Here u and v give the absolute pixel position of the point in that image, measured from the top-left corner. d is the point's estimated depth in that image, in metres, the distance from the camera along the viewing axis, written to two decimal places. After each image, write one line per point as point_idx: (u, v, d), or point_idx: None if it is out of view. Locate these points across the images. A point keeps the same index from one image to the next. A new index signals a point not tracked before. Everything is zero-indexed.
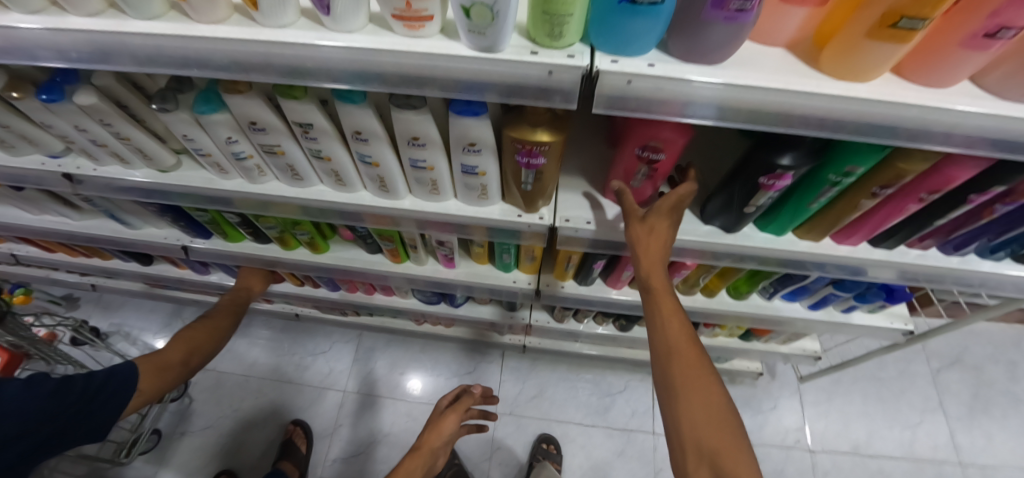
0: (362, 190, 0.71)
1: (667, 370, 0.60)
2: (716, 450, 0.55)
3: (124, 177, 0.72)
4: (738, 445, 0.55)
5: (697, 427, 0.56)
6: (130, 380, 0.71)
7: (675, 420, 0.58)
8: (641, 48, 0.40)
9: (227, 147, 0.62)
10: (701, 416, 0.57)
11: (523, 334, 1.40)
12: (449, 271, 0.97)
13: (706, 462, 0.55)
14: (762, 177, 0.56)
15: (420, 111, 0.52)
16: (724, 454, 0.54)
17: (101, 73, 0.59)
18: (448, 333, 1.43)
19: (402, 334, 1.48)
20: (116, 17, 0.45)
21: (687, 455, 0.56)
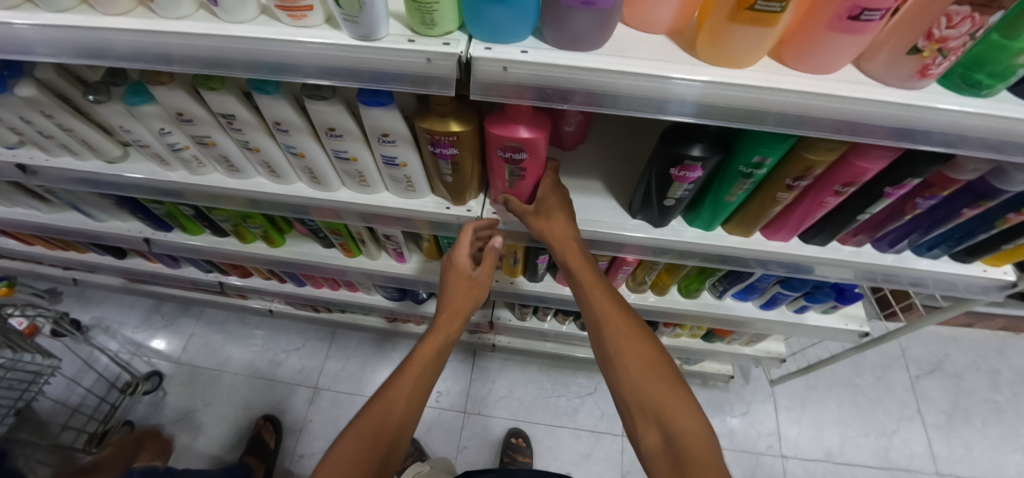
0: (298, 182, 0.72)
1: (603, 340, 0.62)
2: (660, 407, 0.56)
3: (73, 168, 0.75)
4: (684, 399, 0.56)
5: (639, 390, 0.58)
6: None
7: (619, 388, 0.60)
8: (513, 35, 0.42)
9: (162, 138, 0.64)
10: (640, 377, 0.58)
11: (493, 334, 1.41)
12: (402, 266, 0.98)
13: (653, 422, 0.56)
14: (673, 168, 0.57)
15: (330, 102, 0.54)
16: (668, 409, 0.56)
17: (44, 66, 0.61)
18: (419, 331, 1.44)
19: (375, 332, 1.49)
20: (29, 10, 0.47)
21: (636, 419, 0.57)
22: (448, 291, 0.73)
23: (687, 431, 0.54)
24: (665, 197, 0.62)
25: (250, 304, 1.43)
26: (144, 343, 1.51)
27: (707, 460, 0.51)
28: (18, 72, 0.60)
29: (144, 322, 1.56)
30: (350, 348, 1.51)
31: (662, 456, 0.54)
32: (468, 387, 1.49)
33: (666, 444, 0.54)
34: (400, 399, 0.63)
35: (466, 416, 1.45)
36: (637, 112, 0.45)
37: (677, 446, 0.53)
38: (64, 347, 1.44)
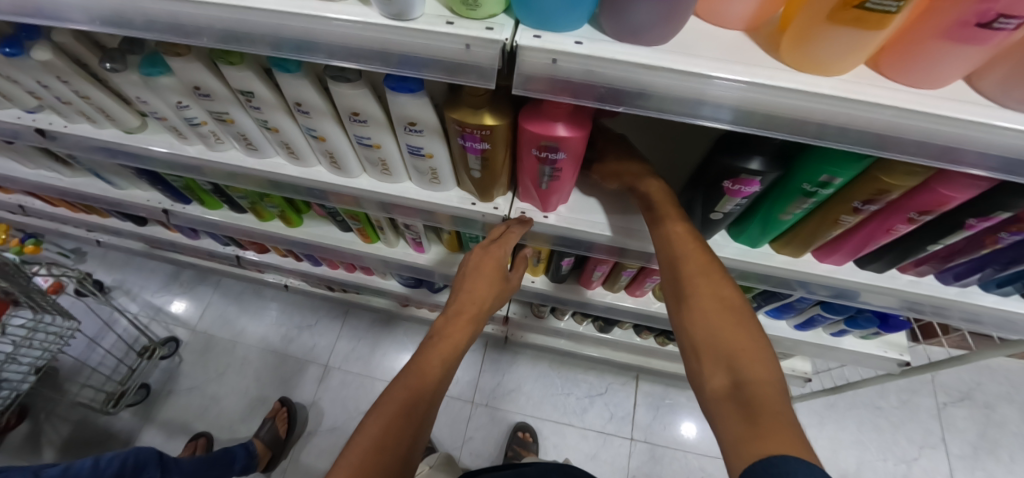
0: (318, 166, 0.69)
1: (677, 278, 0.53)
2: (734, 348, 0.46)
3: (91, 136, 0.72)
4: (764, 347, 0.46)
5: (709, 331, 0.48)
6: None
7: (689, 330, 0.50)
8: (566, 22, 0.36)
9: (179, 112, 0.61)
10: (715, 317, 0.48)
11: (506, 327, 1.38)
12: (419, 256, 0.94)
13: (723, 365, 0.46)
14: (727, 181, 0.51)
15: (355, 85, 0.49)
16: (743, 351, 0.46)
17: (61, 29, 0.58)
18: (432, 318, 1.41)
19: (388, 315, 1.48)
20: None
21: (702, 360, 0.48)
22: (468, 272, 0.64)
23: (757, 376, 0.44)
24: (712, 210, 0.57)
25: (265, 278, 1.43)
26: (163, 309, 1.53)
27: (781, 414, 0.41)
28: (36, 35, 0.58)
29: (164, 287, 1.58)
30: (362, 330, 1.50)
31: (727, 403, 0.44)
32: (477, 378, 1.48)
33: (735, 390, 0.44)
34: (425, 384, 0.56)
35: (473, 406, 1.44)
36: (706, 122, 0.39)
37: (747, 392, 0.43)
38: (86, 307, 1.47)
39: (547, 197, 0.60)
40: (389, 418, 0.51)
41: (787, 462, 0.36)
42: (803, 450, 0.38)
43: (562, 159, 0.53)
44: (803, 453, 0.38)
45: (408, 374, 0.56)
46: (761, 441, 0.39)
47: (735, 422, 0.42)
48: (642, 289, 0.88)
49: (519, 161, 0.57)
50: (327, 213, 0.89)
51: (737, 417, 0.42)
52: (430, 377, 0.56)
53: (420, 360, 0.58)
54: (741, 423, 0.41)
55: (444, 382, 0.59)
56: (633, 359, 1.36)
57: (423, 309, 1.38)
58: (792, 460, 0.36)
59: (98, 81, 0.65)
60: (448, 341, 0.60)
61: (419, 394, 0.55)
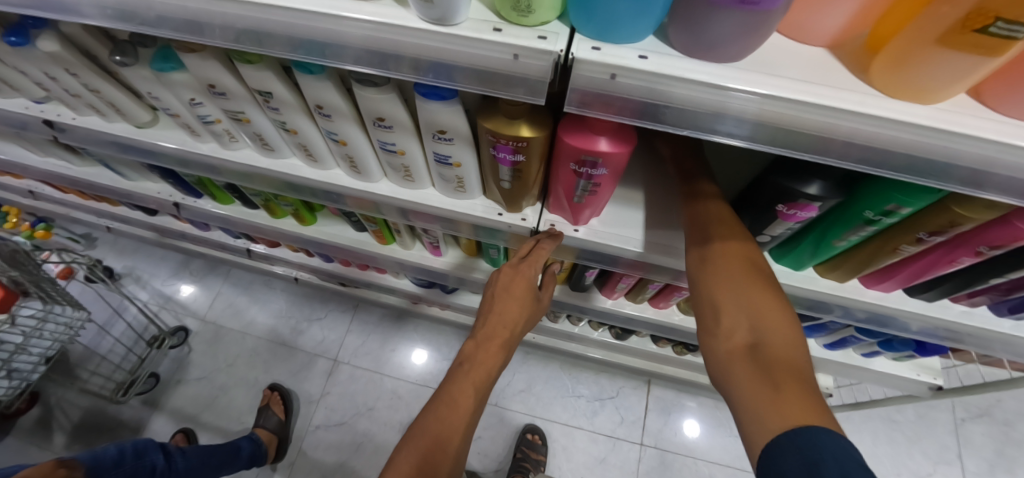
0: (336, 167, 0.65)
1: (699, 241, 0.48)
2: (754, 307, 0.41)
3: (100, 129, 0.69)
4: (787, 309, 0.41)
5: (732, 291, 0.43)
6: None
7: (707, 289, 0.45)
8: (629, 33, 0.32)
9: (192, 109, 0.58)
10: (737, 275, 0.43)
11: None
12: (435, 259, 0.91)
13: (741, 324, 0.41)
14: (781, 204, 0.47)
15: (382, 89, 0.45)
16: (765, 310, 0.41)
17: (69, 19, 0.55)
18: (443, 316, 1.38)
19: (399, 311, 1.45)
20: None
21: (720, 318, 0.42)
22: (498, 290, 0.60)
23: (782, 340, 0.39)
24: (760, 233, 0.53)
25: (275, 271, 1.41)
26: (173, 298, 1.52)
27: (807, 383, 0.36)
28: (42, 24, 0.54)
29: (174, 275, 1.57)
30: (371, 325, 1.48)
31: (744, 364, 0.39)
32: None
33: (753, 351, 0.39)
34: (455, 419, 0.54)
35: None
36: (723, 139, 0.35)
37: (766, 354, 0.38)
38: (95, 293, 1.46)
39: (580, 210, 0.56)
40: (420, 459, 0.50)
41: (813, 433, 0.32)
42: (831, 422, 0.33)
43: (602, 174, 0.49)
44: (829, 422, 0.33)
45: (440, 406, 0.55)
46: (783, 408, 0.34)
47: (753, 387, 0.37)
48: (666, 302, 0.84)
49: (553, 173, 0.53)
50: (342, 212, 0.86)
51: (756, 383, 0.37)
52: (462, 410, 0.55)
53: (452, 390, 0.56)
54: (760, 386, 0.37)
55: (476, 411, 0.58)
56: (647, 364, 1.33)
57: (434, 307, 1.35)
58: (823, 432, 0.32)
59: (108, 73, 0.62)
60: (479, 368, 0.58)
61: (449, 429, 0.54)
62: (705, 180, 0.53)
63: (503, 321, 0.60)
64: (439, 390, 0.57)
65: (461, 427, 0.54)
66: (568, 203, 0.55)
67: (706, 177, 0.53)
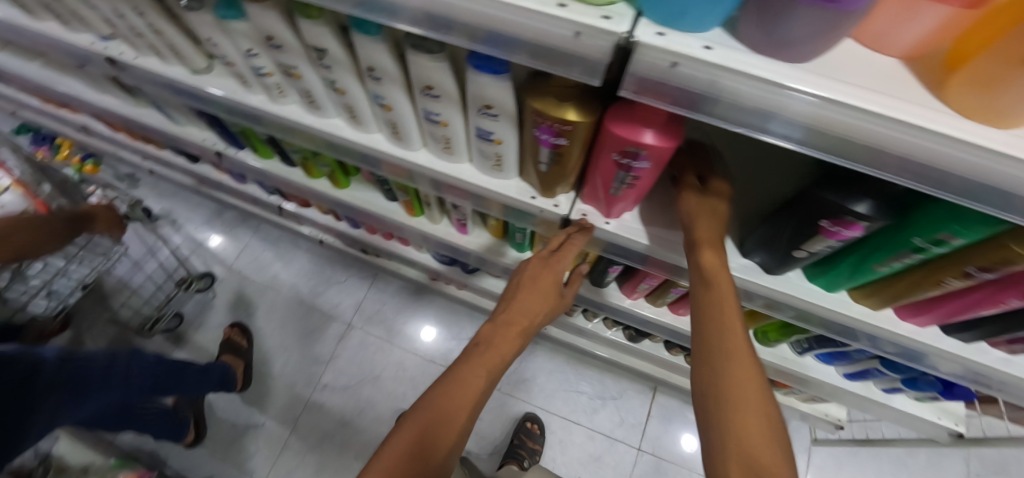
0: (377, 133, 0.66)
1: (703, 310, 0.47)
2: (744, 401, 0.42)
3: (158, 71, 0.72)
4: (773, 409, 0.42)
5: (731, 380, 0.43)
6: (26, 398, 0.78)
7: (704, 370, 0.45)
8: (697, 22, 0.31)
9: (248, 60, 0.60)
10: (734, 361, 0.44)
11: None
12: (461, 237, 0.91)
13: (733, 416, 0.41)
14: (824, 220, 0.45)
15: (436, 57, 0.46)
16: (754, 409, 0.41)
17: None
18: (459, 295, 1.38)
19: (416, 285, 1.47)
20: None
21: (716, 407, 0.43)
22: (522, 288, 0.60)
23: (770, 444, 0.40)
24: (797, 247, 0.51)
25: (302, 230, 1.45)
26: (203, 245, 1.58)
27: None
28: None
29: (206, 223, 1.63)
30: (388, 294, 1.50)
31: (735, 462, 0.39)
32: None
33: (743, 451, 0.40)
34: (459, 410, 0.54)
35: None
36: (776, 139, 0.34)
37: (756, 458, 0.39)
38: (133, 231, 1.53)
39: (616, 203, 0.56)
40: (419, 432, 0.51)
41: None
42: None
43: (643, 168, 0.48)
44: None
45: (449, 384, 0.56)
46: None
47: None
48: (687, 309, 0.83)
49: (593, 161, 0.52)
50: (376, 180, 0.87)
51: None
52: (472, 390, 0.56)
53: (464, 369, 0.57)
54: None
55: (484, 394, 0.58)
56: (655, 371, 1.32)
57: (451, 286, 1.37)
58: None
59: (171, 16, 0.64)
60: (494, 351, 0.58)
61: (454, 412, 0.54)
62: (718, 175, 0.52)
63: (524, 312, 0.60)
64: (455, 366, 0.58)
65: (468, 407, 0.55)
66: (603, 194, 0.55)
67: (719, 172, 0.53)
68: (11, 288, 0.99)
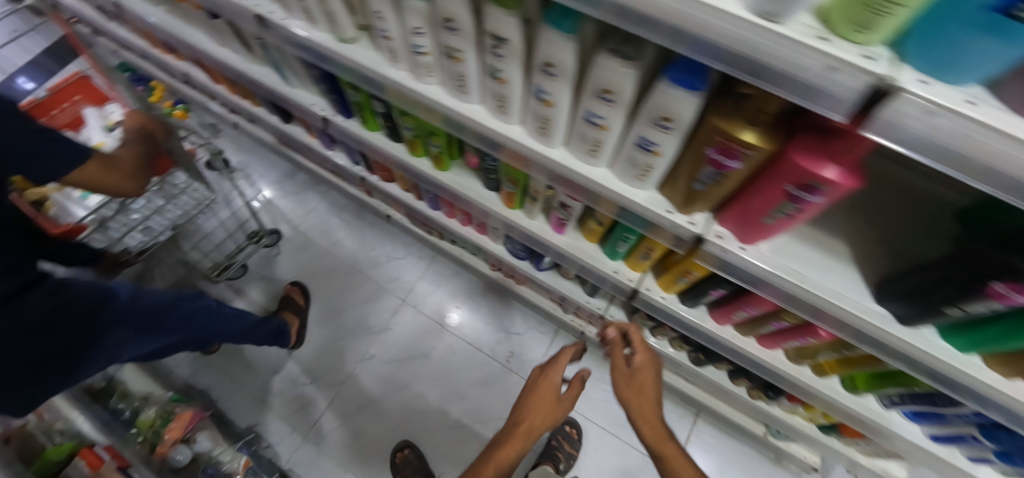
0: (516, 124, 0.67)
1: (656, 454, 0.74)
2: None
3: (303, 34, 0.75)
4: None
5: None
6: (50, 341, 0.79)
7: None
8: (969, 76, 0.31)
9: (410, 37, 0.61)
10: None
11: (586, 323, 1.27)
12: (556, 236, 0.90)
13: None
14: (997, 281, 0.42)
15: (629, 63, 0.46)
16: None
17: None
18: (515, 289, 1.36)
19: (472, 273, 1.47)
20: None
21: None
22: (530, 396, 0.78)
23: None
24: (947, 303, 0.48)
25: (371, 203, 1.48)
26: (273, 202, 1.63)
27: None
28: None
29: (277, 182, 1.68)
30: (445, 276, 1.52)
31: None
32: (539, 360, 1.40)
33: None
34: None
35: None
36: (986, 186, 0.33)
37: None
38: (211, 179, 1.60)
39: (763, 231, 0.55)
40: None
41: None
42: None
43: (813, 201, 0.47)
44: None
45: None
46: None
47: None
48: (780, 344, 0.77)
49: (753, 186, 0.52)
50: (483, 167, 0.88)
51: None
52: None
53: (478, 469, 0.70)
54: None
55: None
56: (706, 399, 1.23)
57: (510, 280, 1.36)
58: None
59: None
60: (506, 449, 0.70)
61: None
62: None
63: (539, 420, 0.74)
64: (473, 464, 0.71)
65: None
66: (755, 221, 0.54)
67: None
68: (116, 218, 1.09)
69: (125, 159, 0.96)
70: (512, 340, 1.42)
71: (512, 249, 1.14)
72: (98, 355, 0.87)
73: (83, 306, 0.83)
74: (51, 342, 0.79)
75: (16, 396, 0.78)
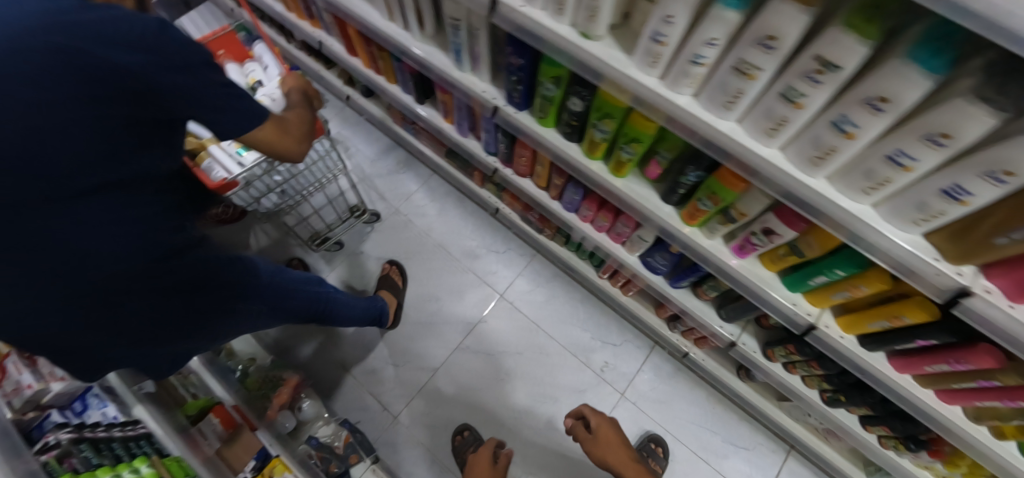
0: (774, 147, 0.66)
1: None
2: None
3: (540, 25, 0.73)
4: None
5: None
6: (189, 299, 0.81)
7: None
8: None
9: (696, 47, 0.60)
10: None
11: (693, 344, 1.28)
12: (733, 260, 0.89)
13: None
14: None
15: (996, 115, 0.41)
16: None
17: None
18: (622, 300, 1.35)
19: (575, 277, 1.45)
20: None
21: None
22: None
23: None
24: None
25: (481, 193, 1.46)
26: (373, 177, 1.62)
27: None
28: None
29: (378, 157, 1.66)
30: (544, 276, 1.48)
31: None
32: (633, 374, 1.38)
33: None
34: None
35: (620, 397, 1.36)
36: None
37: None
38: None
39: None
40: None
41: None
42: None
43: None
44: None
45: None
46: None
47: None
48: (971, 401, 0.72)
49: None
50: (673, 179, 0.86)
51: None
52: None
53: None
54: None
55: None
56: (813, 439, 1.20)
57: (620, 289, 1.33)
58: None
59: None
60: None
61: None
62: None
63: None
64: None
65: None
66: None
67: None
68: (260, 178, 1.11)
69: (295, 122, 0.92)
70: (608, 350, 1.40)
71: (651, 264, 1.10)
72: (229, 324, 0.91)
73: (222, 272, 0.85)
74: (190, 303, 0.81)
75: (154, 351, 0.81)
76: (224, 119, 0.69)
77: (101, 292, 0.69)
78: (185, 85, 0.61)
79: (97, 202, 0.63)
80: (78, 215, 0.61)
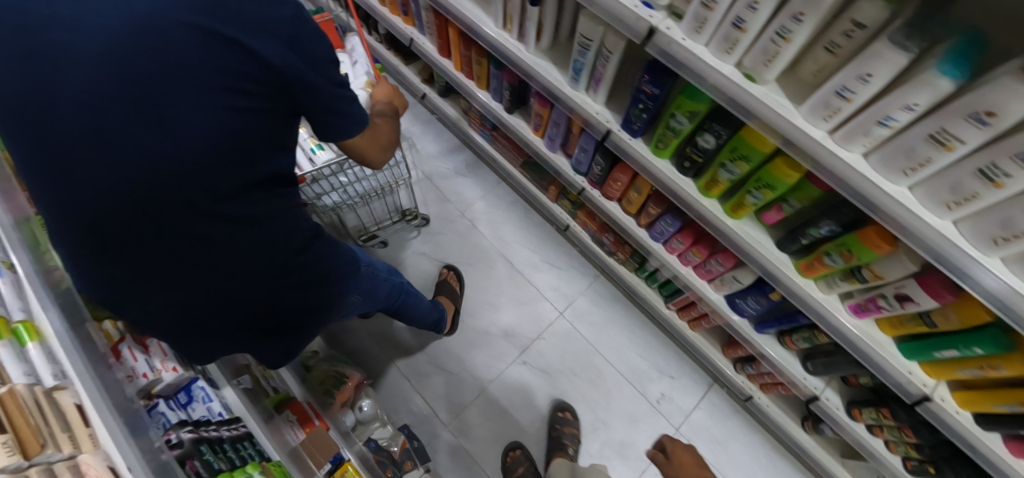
0: (949, 219, 0.61)
1: None
2: None
3: (702, 61, 0.70)
4: None
5: None
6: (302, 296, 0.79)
7: None
8: None
9: (892, 108, 0.56)
10: None
11: (759, 389, 1.24)
12: (847, 317, 0.86)
13: None
14: None
15: None
16: None
17: None
18: (690, 335, 1.31)
19: (639, 304, 1.41)
20: None
21: None
22: None
23: None
24: None
25: (552, 208, 1.42)
26: (439, 178, 1.59)
27: None
28: None
29: (446, 158, 1.63)
30: (607, 298, 1.43)
31: None
32: (688, 410, 1.33)
33: None
34: None
35: (676, 432, 1.30)
36: None
37: None
38: None
39: None
40: None
41: None
42: None
43: None
44: None
45: None
46: None
47: None
48: None
49: None
50: (799, 229, 0.83)
51: None
52: None
53: None
54: None
55: None
56: None
57: (688, 323, 1.29)
58: None
59: None
60: None
61: None
62: None
63: None
64: None
65: None
66: None
67: None
68: (328, 178, 1.07)
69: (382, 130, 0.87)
70: (667, 383, 1.34)
71: (739, 305, 1.06)
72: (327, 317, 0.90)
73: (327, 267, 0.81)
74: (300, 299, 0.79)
75: (261, 344, 0.80)
76: (337, 122, 0.66)
77: (221, 292, 0.66)
78: (314, 84, 0.58)
79: (243, 199, 0.59)
80: (216, 212, 0.57)
